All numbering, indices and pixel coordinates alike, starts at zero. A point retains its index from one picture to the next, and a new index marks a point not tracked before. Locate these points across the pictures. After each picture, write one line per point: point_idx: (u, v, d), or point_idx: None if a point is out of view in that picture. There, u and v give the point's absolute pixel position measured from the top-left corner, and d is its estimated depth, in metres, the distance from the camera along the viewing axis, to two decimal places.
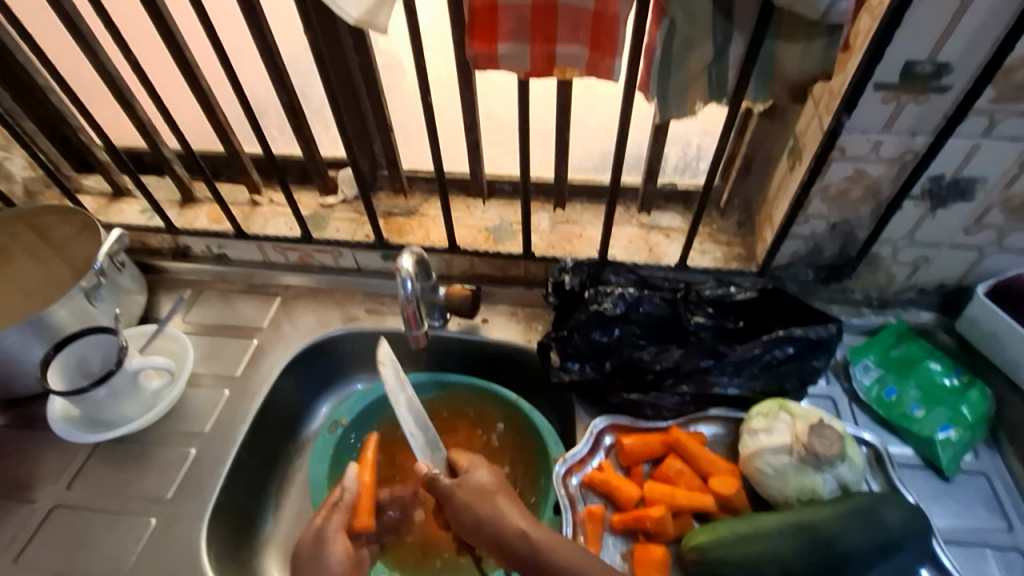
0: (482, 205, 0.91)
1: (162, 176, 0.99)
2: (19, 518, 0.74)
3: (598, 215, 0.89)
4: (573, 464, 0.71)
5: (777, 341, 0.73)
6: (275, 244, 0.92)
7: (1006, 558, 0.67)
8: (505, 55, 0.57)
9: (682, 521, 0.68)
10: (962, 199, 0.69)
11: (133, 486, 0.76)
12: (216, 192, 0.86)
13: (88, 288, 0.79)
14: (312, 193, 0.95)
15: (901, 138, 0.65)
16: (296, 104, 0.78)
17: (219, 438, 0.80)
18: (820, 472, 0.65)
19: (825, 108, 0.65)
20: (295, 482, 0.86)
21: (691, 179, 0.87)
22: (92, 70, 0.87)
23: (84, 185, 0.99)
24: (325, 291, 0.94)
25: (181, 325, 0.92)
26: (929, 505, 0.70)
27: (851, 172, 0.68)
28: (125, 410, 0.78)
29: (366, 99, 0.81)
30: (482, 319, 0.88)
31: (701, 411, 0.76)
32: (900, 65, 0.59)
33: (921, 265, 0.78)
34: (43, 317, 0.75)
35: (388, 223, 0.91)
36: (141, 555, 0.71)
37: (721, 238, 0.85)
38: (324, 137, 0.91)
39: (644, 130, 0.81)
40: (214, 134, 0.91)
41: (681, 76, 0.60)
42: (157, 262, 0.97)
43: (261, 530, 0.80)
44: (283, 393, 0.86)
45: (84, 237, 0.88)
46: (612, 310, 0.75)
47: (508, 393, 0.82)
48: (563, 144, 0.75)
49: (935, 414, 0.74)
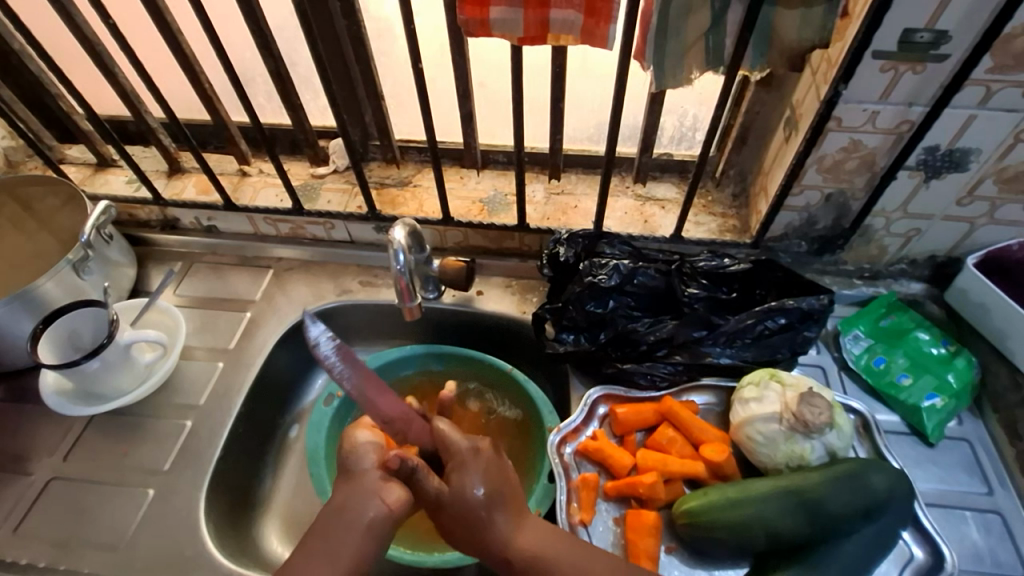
0: (476, 175, 0.91)
1: (148, 146, 0.97)
2: (17, 490, 0.75)
3: (593, 186, 0.88)
4: (567, 433, 0.73)
5: (770, 311, 0.74)
6: (266, 216, 0.91)
7: (985, 520, 0.69)
8: (497, 20, 0.56)
9: (673, 486, 0.69)
10: (956, 170, 0.69)
11: (130, 457, 0.77)
12: (204, 163, 0.84)
13: (76, 261, 0.78)
14: (302, 163, 0.94)
15: (899, 108, 0.64)
16: (283, 71, 0.76)
17: (214, 410, 0.80)
18: (809, 440, 0.66)
19: (822, 77, 0.64)
20: (292, 453, 0.86)
21: (687, 150, 0.86)
22: (69, 35, 0.84)
23: (67, 155, 0.98)
24: (317, 263, 0.93)
25: (171, 298, 0.91)
26: (913, 471, 0.72)
27: (846, 143, 0.68)
28: (119, 382, 0.77)
29: (355, 67, 0.79)
30: (477, 291, 0.88)
31: (693, 381, 0.76)
32: (900, 33, 0.58)
33: (914, 236, 0.78)
34: (31, 290, 0.74)
35: (381, 194, 0.90)
36: (140, 525, 0.72)
37: (716, 209, 0.86)
38: (313, 106, 0.89)
39: (640, 100, 0.80)
40: (199, 103, 0.89)
41: (679, 43, 0.59)
42: (146, 234, 0.96)
43: (258, 500, 0.81)
44: (278, 365, 0.86)
45: (70, 209, 0.86)
46: (607, 281, 0.76)
47: (503, 364, 0.83)
48: (557, 113, 0.74)
49: (921, 382, 0.76)
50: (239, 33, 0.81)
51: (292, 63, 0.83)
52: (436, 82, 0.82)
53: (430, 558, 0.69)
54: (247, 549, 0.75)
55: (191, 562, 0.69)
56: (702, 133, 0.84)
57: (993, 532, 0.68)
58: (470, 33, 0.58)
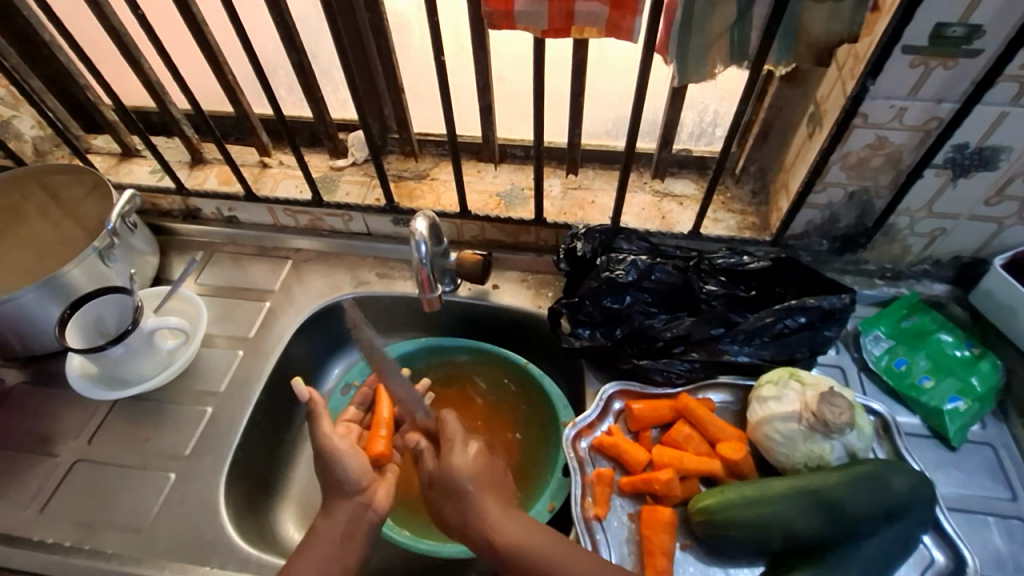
0: (494, 170, 0.91)
1: (171, 137, 0.99)
2: (44, 470, 0.77)
3: (610, 182, 0.88)
4: (582, 428, 0.73)
5: (789, 310, 0.73)
6: (285, 207, 0.92)
7: (1009, 526, 0.68)
8: (522, 12, 0.56)
9: (689, 483, 0.69)
10: (985, 169, 0.67)
11: (151, 443, 0.78)
12: (227, 153, 0.85)
13: (102, 249, 0.79)
14: (322, 155, 0.95)
15: (927, 104, 0.63)
16: (305, 62, 0.77)
17: (234, 396, 0.81)
18: (828, 440, 0.66)
19: (849, 72, 0.63)
20: (308, 441, 0.88)
21: (706, 146, 0.85)
22: (98, 26, 0.85)
23: (93, 145, 0.99)
24: (335, 255, 0.94)
25: (193, 287, 0.92)
26: (934, 474, 0.71)
27: (872, 140, 0.67)
28: (143, 367, 0.79)
29: (377, 59, 0.79)
30: (492, 285, 0.88)
31: (709, 379, 0.76)
32: (931, 28, 0.56)
33: (939, 236, 0.77)
34: (59, 276, 0.76)
35: (399, 186, 0.90)
36: (162, 508, 0.73)
37: (735, 207, 0.85)
38: (333, 98, 0.90)
39: (661, 94, 0.79)
40: (223, 95, 0.90)
41: (703, 37, 0.59)
42: (168, 224, 0.98)
43: (275, 488, 0.82)
44: (295, 355, 0.87)
45: (96, 197, 0.87)
46: (624, 277, 0.76)
47: (517, 358, 0.83)
48: (578, 107, 0.74)
49: (944, 384, 0.74)
50: (263, 25, 0.81)
51: (313, 56, 0.84)
52: (457, 76, 0.83)
53: (444, 548, 0.69)
54: (265, 534, 0.77)
55: (210, 546, 0.70)
56: (723, 129, 0.83)
57: (1016, 538, 0.67)
58: (494, 25, 0.58)
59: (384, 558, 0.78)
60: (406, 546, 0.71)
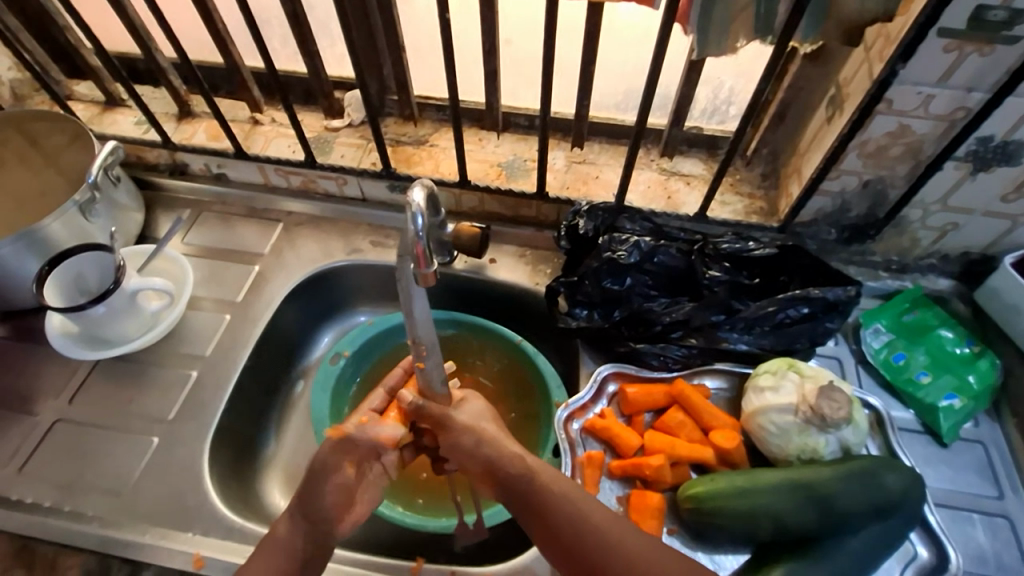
0: (495, 139, 0.87)
1: (158, 87, 0.94)
2: (22, 429, 0.75)
3: (617, 157, 0.85)
4: (574, 409, 0.72)
5: (793, 300, 0.71)
6: (277, 167, 0.88)
7: (993, 523, 0.68)
8: None
9: (680, 470, 0.68)
10: (1006, 164, 0.65)
11: (134, 405, 0.76)
12: (215, 108, 0.80)
13: (83, 203, 0.76)
14: (316, 114, 0.91)
15: (956, 93, 0.60)
16: (300, 13, 0.72)
17: (220, 362, 0.79)
18: (823, 434, 0.65)
19: (878, 53, 0.59)
20: (296, 409, 0.86)
21: (718, 125, 0.82)
22: None
23: (75, 92, 0.95)
24: (328, 220, 0.91)
25: (179, 247, 0.89)
26: (924, 470, 0.71)
27: (894, 128, 0.64)
28: (125, 329, 0.76)
29: (377, 14, 0.74)
30: (489, 259, 0.86)
31: (706, 365, 0.75)
32: (970, 10, 0.53)
33: (950, 230, 0.75)
34: (38, 230, 0.72)
35: (397, 151, 0.86)
36: (144, 472, 0.72)
37: (743, 189, 0.82)
38: (330, 54, 0.85)
39: (677, 68, 0.75)
40: (212, 45, 0.85)
41: (727, 8, 0.55)
42: (153, 178, 0.94)
43: (259, 457, 0.81)
44: (284, 321, 0.85)
45: (76, 147, 0.83)
46: (626, 258, 0.73)
47: (512, 335, 0.82)
48: (589, 78, 0.70)
49: (941, 381, 0.74)
50: None
51: (309, 6, 0.79)
52: (461, 37, 0.79)
53: (432, 522, 0.69)
54: (249, 500, 0.76)
55: (193, 512, 0.69)
56: (737, 108, 0.79)
57: (999, 536, 0.67)
58: None
59: (372, 529, 0.77)
60: (418, 528, 0.69)
